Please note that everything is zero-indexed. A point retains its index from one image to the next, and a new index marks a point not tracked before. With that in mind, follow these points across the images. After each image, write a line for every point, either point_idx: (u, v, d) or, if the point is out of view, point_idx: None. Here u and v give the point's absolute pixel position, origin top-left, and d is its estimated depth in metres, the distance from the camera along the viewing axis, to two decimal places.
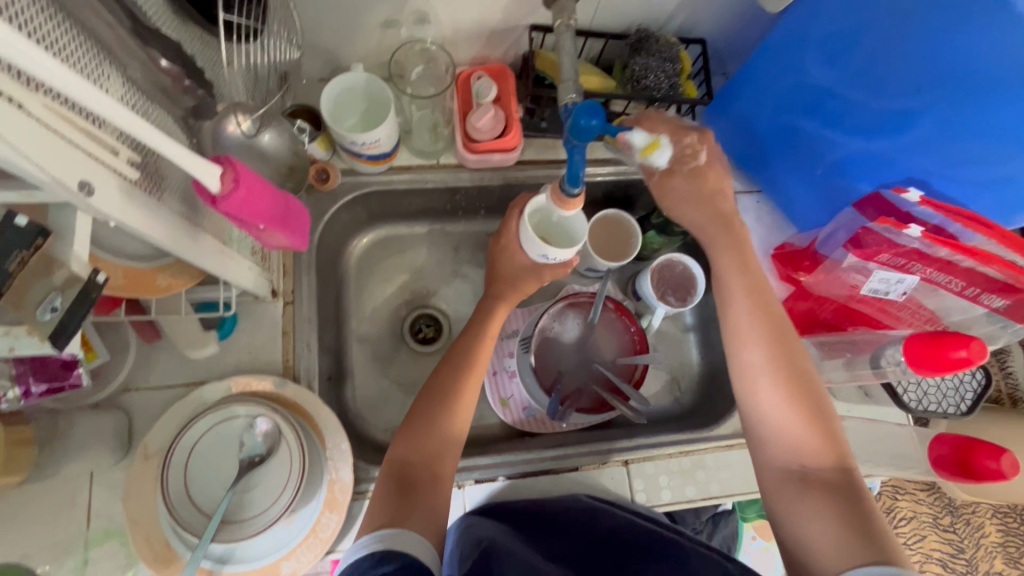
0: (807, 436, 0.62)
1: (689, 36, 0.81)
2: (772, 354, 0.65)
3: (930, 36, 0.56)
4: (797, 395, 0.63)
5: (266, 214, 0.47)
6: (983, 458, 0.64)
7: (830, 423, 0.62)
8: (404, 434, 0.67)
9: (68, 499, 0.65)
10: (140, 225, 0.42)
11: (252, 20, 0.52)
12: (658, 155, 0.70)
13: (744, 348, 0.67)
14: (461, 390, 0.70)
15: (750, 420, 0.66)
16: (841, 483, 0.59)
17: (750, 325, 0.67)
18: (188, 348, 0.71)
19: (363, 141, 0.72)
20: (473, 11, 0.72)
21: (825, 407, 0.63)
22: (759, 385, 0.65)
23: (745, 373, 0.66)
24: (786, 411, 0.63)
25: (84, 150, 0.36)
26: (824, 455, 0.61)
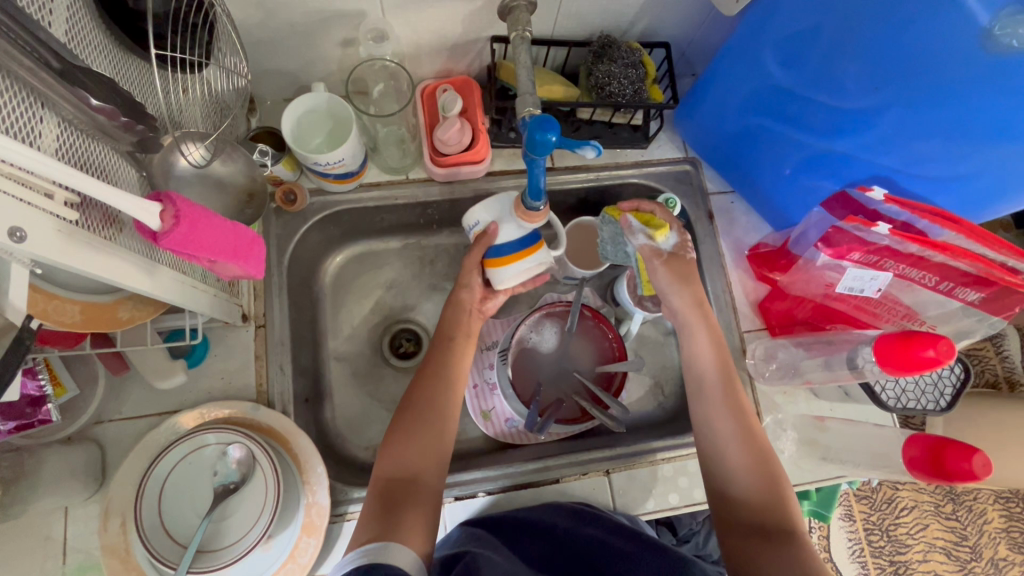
0: (766, 497, 0.63)
1: (653, 40, 0.81)
2: (740, 425, 0.68)
3: (885, 36, 0.55)
4: (757, 461, 0.65)
5: (217, 247, 0.46)
6: (951, 460, 0.63)
7: (786, 492, 0.64)
8: (386, 450, 0.67)
9: (43, 535, 0.65)
10: (82, 266, 0.42)
11: (197, 50, 0.52)
12: (665, 240, 0.72)
13: (716, 417, 0.69)
14: (443, 406, 0.71)
15: (714, 479, 0.67)
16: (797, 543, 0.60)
17: (722, 395, 0.70)
18: (157, 378, 0.70)
19: (326, 161, 0.72)
20: (431, 26, 0.72)
21: (782, 479, 0.65)
22: (727, 450, 0.67)
23: (714, 438, 0.69)
24: (748, 474, 0.65)
25: (15, 197, 0.36)
26: (781, 517, 0.62)
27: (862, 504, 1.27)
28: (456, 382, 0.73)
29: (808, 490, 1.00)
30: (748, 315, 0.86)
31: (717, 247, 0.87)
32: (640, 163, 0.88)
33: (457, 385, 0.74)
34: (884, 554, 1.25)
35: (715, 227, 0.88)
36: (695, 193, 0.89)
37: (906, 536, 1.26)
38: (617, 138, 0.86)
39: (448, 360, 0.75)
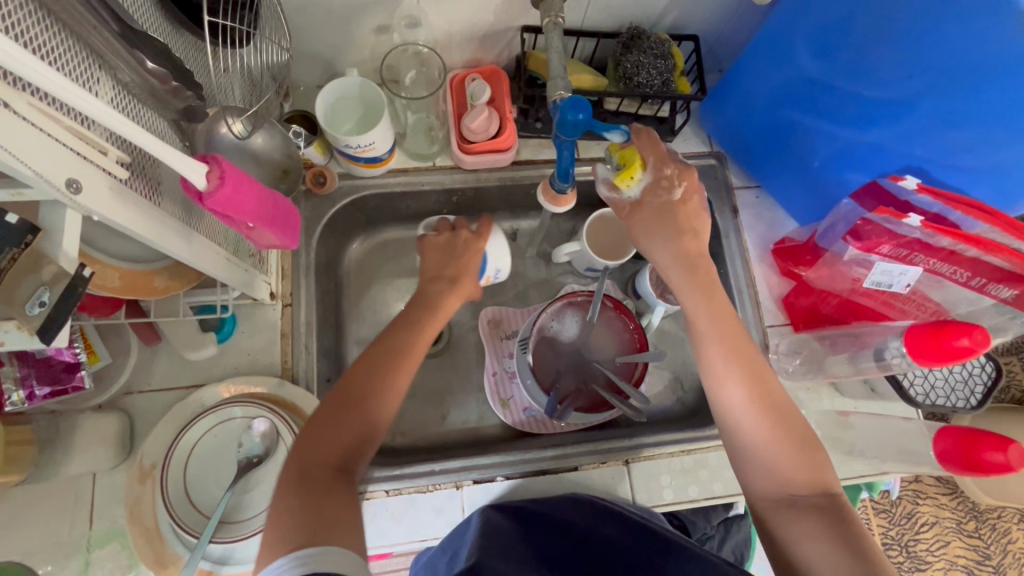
0: (792, 465, 0.59)
1: (681, 33, 0.81)
2: (753, 392, 0.62)
3: (924, 23, 0.55)
4: (778, 429, 0.60)
5: (255, 212, 0.48)
6: (986, 451, 0.62)
7: (814, 451, 0.61)
8: (310, 433, 0.58)
9: (71, 499, 0.66)
10: (129, 225, 0.43)
11: (245, 25, 0.54)
12: (630, 188, 0.66)
13: (741, 422, 0.61)
14: (392, 389, 0.61)
15: (733, 452, 0.63)
16: (829, 510, 0.57)
17: (725, 362, 0.63)
18: (186, 349, 0.71)
19: (358, 143, 0.73)
20: (464, 14, 0.73)
21: (805, 434, 0.61)
22: (741, 424, 0.62)
23: (724, 411, 0.63)
24: (768, 442, 0.60)
25: (73, 150, 0.37)
26: (810, 483, 0.59)
27: (880, 518, 1.23)
28: (407, 359, 0.63)
29: None
30: (771, 311, 0.85)
31: (741, 242, 0.87)
32: None
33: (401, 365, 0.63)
34: (902, 570, 1.23)
35: (738, 221, 0.88)
36: (720, 187, 0.88)
37: (925, 553, 1.23)
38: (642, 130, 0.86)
39: (405, 335, 0.65)
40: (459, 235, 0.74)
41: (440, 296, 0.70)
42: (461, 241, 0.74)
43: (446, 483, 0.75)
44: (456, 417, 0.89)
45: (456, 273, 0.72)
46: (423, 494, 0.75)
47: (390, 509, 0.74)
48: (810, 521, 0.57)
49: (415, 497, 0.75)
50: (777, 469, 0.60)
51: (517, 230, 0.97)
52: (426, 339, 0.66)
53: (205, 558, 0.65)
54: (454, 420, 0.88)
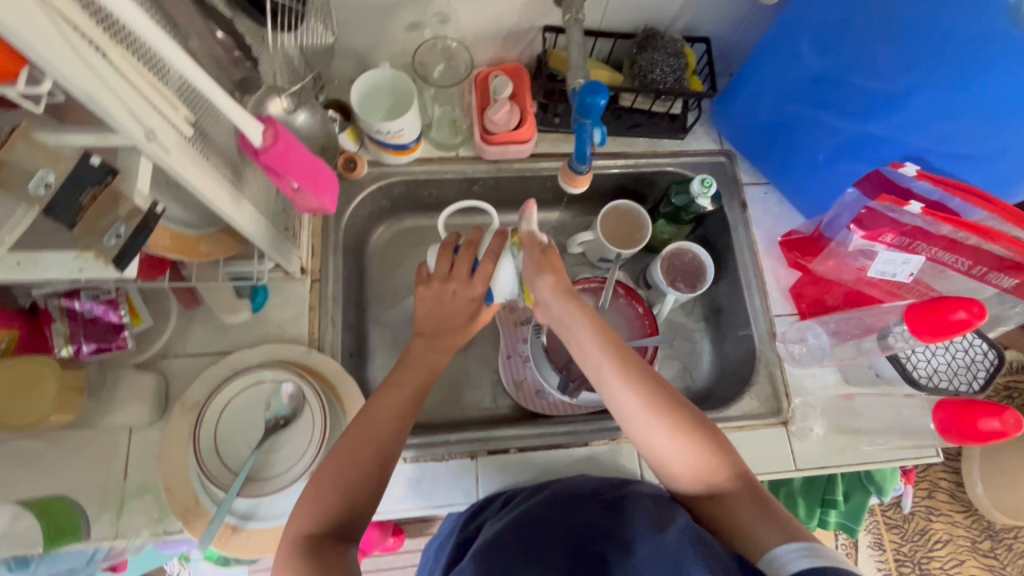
0: (699, 456, 0.61)
1: (694, 35, 0.86)
2: (646, 396, 0.62)
3: (921, 17, 0.59)
4: (679, 426, 0.61)
5: (302, 173, 0.53)
6: (982, 419, 0.59)
7: (713, 436, 0.62)
8: (300, 510, 0.60)
9: (108, 452, 0.70)
10: (192, 178, 0.48)
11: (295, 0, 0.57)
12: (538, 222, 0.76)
13: (644, 430, 0.62)
14: (382, 454, 0.64)
15: (649, 456, 0.64)
16: (747, 491, 0.60)
17: (619, 373, 0.63)
18: (224, 314, 0.76)
19: (388, 129, 0.78)
20: (490, 13, 0.79)
21: (700, 420, 0.62)
22: (646, 430, 0.62)
23: (630, 419, 0.63)
24: (672, 438, 0.61)
25: (153, 101, 0.42)
26: (721, 468, 0.61)
27: (893, 534, 1.23)
28: (394, 426, 0.66)
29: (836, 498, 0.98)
30: (778, 301, 0.87)
31: (750, 235, 0.90)
32: (677, 152, 0.92)
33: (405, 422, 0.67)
34: None
35: (747, 215, 0.91)
36: (729, 183, 0.92)
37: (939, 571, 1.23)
38: (655, 127, 0.91)
39: (397, 398, 0.67)
40: (447, 287, 0.74)
41: (424, 354, 0.72)
42: (448, 292, 0.74)
43: (462, 453, 0.78)
44: (471, 399, 0.92)
45: (434, 327, 0.74)
46: (439, 463, 0.78)
47: (408, 476, 0.77)
48: (733, 503, 0.59)
49: (432, 467, 0.78)
50: (689, 463, 0.61)
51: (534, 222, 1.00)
52: (413, 403, 0.68)
53: (232, 513, 0.69)
54: (469, 401, 0.91)
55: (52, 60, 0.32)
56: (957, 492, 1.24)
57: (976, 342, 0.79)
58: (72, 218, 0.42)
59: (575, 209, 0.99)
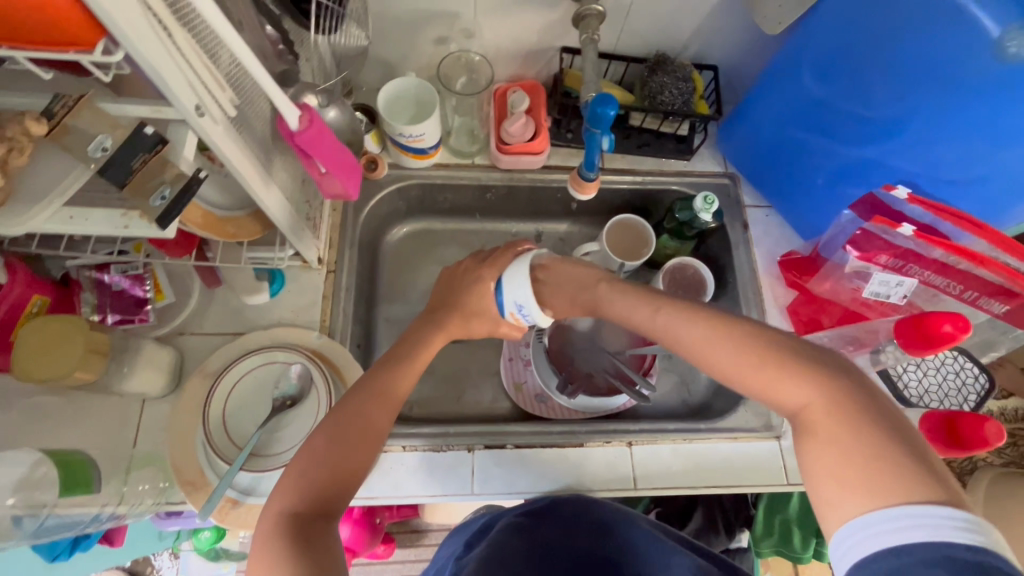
0: (778, 377, 0.49)
1: (703, 63, 0.91)
2: (706, 322, 0.54)
3: (912, 50, 0.64)
4: (746, 347, 0.51)
5: (331, 158, 0.58)
6: (967, 428, 0.61)
7: (810, 352, 0.49)
8: (281, 486, 0.55)
9: (120, 420, 0.73)
10: (230, 156, 0.52)
11: (334, 3, 0.60)
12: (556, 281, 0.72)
13: (705, 356, 0.53)
14: (371, 430, 0.60)
15: (725, 382, 0.53)
16: (850, 412, 0.45)
17: (678, 311, 0.56)
18: (244, 295, 0.80)
19: (409, 132, 0.83)
20: (513, 32, 0.85)
21: (781, 337, 0.51)
22: (712, 358, 0.53)
23: (695, 354, 0.54)
24: (732, 357, 0.51)
25: (205, 82, 0.46)
26: (819, 384, 0.47)
27: None
28: (388, 405, 0.62)
29: None
30: (775, 319, 0.89)
31: (750, 253, 0.93)
32: (682, 173, 0.97)
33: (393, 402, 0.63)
34: None
35: (749, 234, 0.94)
36: (732, 204, 0.95)
37: None
38: (662, 147, 0.96)
39: (391, 393, 0.63)
40: (463, 266, 0.74)
41: (431, 340, 0.69)
42: (462, 273, 0.73)
43: (460, 445, 0.80)
44: (471, 397, 0.94)
45: (439, 304, 0.73)
46: (436, 453, 0.79)
47: (406, 465, 0.78)
48: (830, 426, 0.45)
49: (429, 456, 0.79)
50: (775, 389, 0.49)
51: (542, 232, 1.04)
52: (405, 385, 0.64)
53: (233, 487, 0.71)
54: (469, 399, 0.93)
55: (130, 33, 0.37)
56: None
57: (966, 366, 0.81)
58: (122, 179, 0.46)
59: (582, 221, 1.03)
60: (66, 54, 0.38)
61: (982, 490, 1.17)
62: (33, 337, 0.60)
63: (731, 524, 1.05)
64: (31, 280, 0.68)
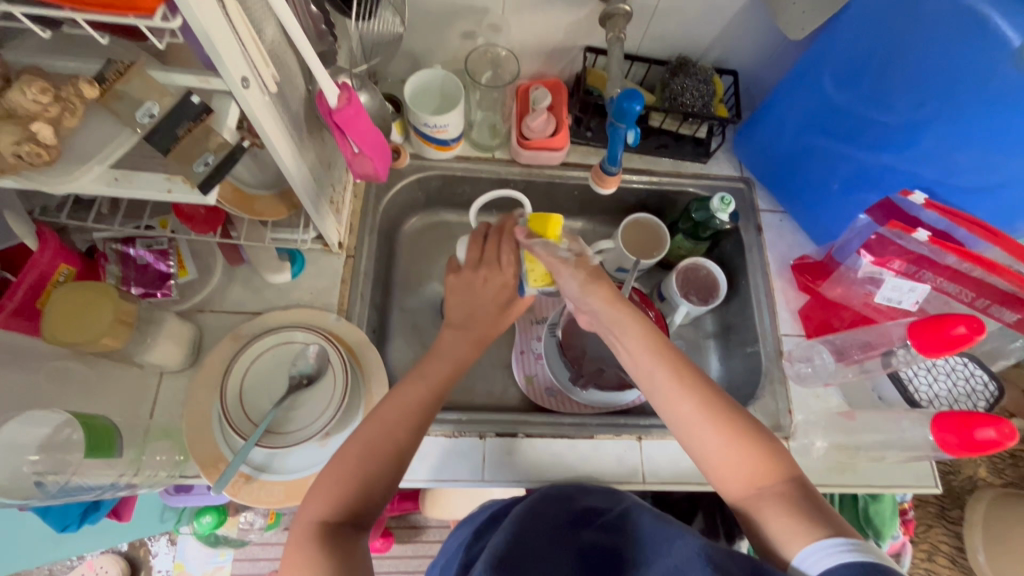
0: (750, 462, 0.58)
1: (723, 67, 0.93)
2: (701, 402, 0.60)
3: (933, 58, 0.65)
4: (732, 434, 0.59)
5: (364, 137, 0.60)
6: (978, 429, 0.62)
7: (774, 448, 0.59)
8: (316, 491, 0.58)
9: (139, 391, 0.73)
10: (269, 130, 0.53)
11: None
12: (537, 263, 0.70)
13: (691, 429, 0.60)
14: (401, 447, 0.61)
15: (695, 455, 0.61)
16: (795, 492, 0.56)
17: (672, 377, 0.62)
18: (266, 273, 0.81)
19: (433, 123, 0.84)
20: (539, 29, 0.86)
21: (753, 424, 0.60)
22: (696, 434, 0.60)
23: (682, 426, 0.61)
24: (712, 434, 0.59)
25: (251, 54, 0.48)
26: (775, 472, 0.57)
27: None
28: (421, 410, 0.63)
29: None
30: (786, 322, 0.90)
31: (764, 257, 0.94)
32: (699, 175, 0.98)
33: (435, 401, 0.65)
34: None
35: (762, 238, 0.95)
36: (747, 207, 0.97)
37: None
38: (680, 149, 0.97)
39: (418, 390, 0.65)
40: (478, 275, 0.72)
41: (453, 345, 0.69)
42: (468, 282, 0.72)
43: (472, 432, 0.81)
44: (482, 388, 0.94)
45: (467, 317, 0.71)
46: (448, 439, 0.80)
47: (418, 449, 0.79)
48: (780, 502, 0.55)
49: (442, 442, 0.80)
50: (741, 465, 0.58)
51: None
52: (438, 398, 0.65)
53: (248, 463, 0.71)
54: (479, 389, 0.94)
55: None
56: (958, 558, 1.20)
57: (976, 373, 0.82)
58: (167, 146, 0.47)
59: (597, 219, 1.05)
60: (126, 17, 0.38)
61: (982, 507, 1.17)
62: (63, 303, 0.62)
63: (732, 527, 1.02)
64: (60, 247, 0.68)
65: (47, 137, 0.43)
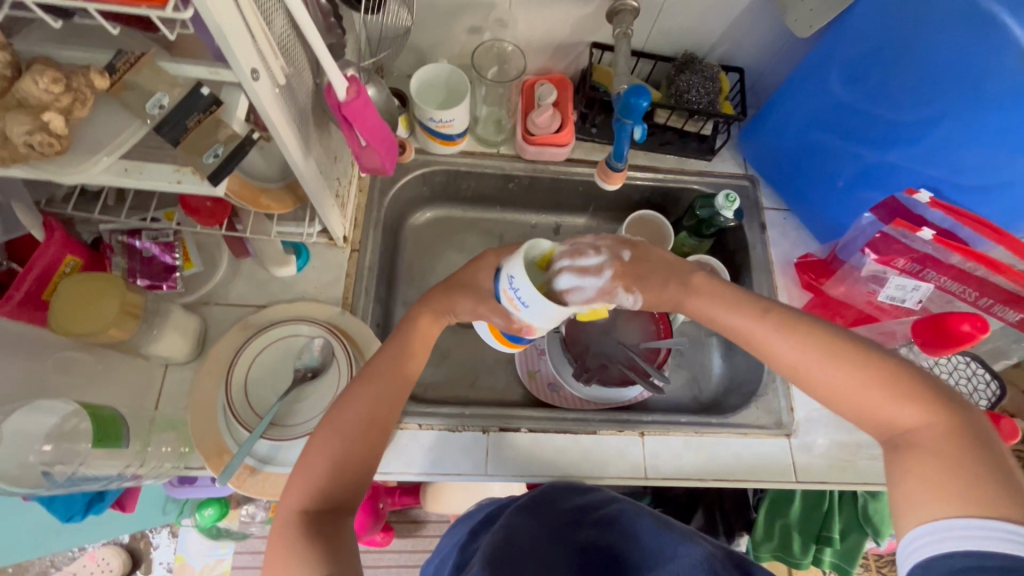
0: (884, 410, 0.52)
1: (729, 65, 0.93)
2: (814, 345, 0.56)
3: (940, 57, 0.65)
4: (859, 372, 0.53)
5: (371, 131, 0.60)
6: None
7: (926, 385, 0.52)
8: (294, 481, 0.58)
9: (144, 383, 0.73)
10: (277, 123, 0.53)
11: None
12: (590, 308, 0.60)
13: (806, 374, 0.56)
14: (371, 435, 0.61)
15: (824, 400, 0.57)
16: (952, 435, 0.48)
17: (776, 327, 0.58)
18: (272, 267, 0.81)
19: (439, 117, 0.84)
20: (546, 24, 0.86)
21: (890, 365, 0.53)
22: (817, 379, 0.55)
23: (796, 374, 0.57)
24: (832, 374, 0.54)
25: (261, 47, 0.48)
26: (929, 413, 0.50)
27: None
28: (389, 397, 0.64)
29: (832, 535, 0.94)
30: None
31: (767, 255, 0.94)
32: (704, 172, 0.98)
33: (399, 388, 0.65)
34: None
35: (766, 236, 0.95)
36: (751, 205, 0.97)
37: None
38: (685, 146, 0.97)
39: (382, 377, 0.64)
40: None
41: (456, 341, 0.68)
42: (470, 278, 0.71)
43: (476, 426, 0.81)
44: (484, 383, 0.95)
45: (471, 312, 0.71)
46: (452, 433, 0.81)
47: (422, 443, 0.80)
48: (926, 449, 0.49)
49: (445, 435, 0.80)
50: (876, 408, 0.53)
51: (561, 224, 1.05)
52: (400, 386, 0.65)
53: (253, 455, 0.72)
54: (482, 384, 0.94)
55: None
56: None
57: (978, 372, 0.82)
58: (177, 137, 0.47)
59: (601, 216, 1.05)
60: (139, 8, 0.39)
61: None
62: (71, 293, 0.62)
63: (731, 526, 1.05)
64: (67, 240, 0.68)
65: (58, 127, 0.43)
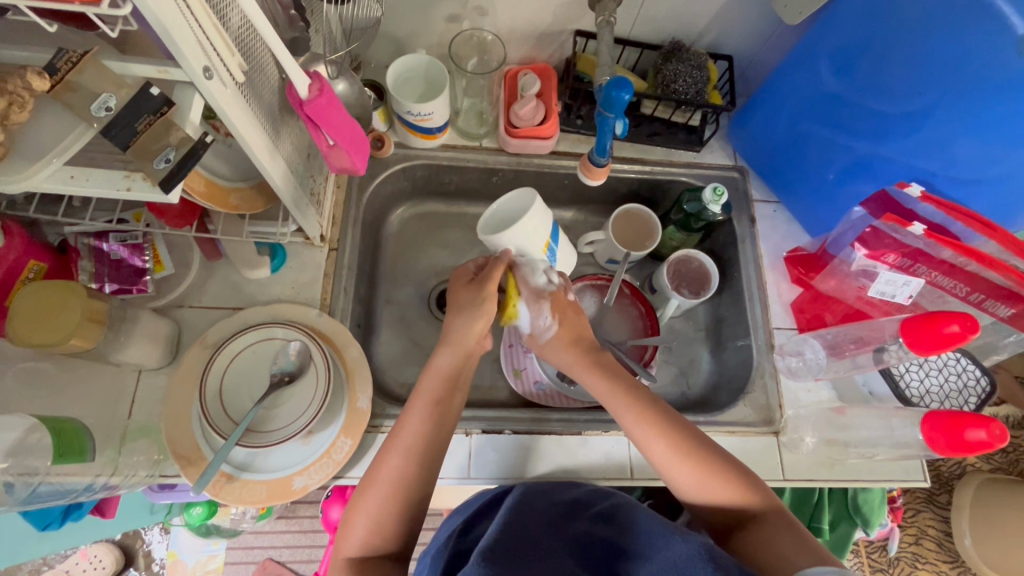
0: (728, 494, 0.62)
1: (718, 52, 0.90)
2: (670, 440, 0.64)
3: (935, 45, 0.63)
4: (708, 466, 0.62)
5: (339, 130, 0.57)
6: (968, 429, 0.61)
7: (743, 473, 0.63)
8: (344, 532, 0.62)
9: (116, 391, 0.72)
10: (238, 123, 0.50)
11: None
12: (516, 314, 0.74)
13: (668, 467, 0.64)
14: (424, 474, 0.63)
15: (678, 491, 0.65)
16: (778, 518, 0.60)
17: (643, 422, 0.65)
18: (245, 269, 0.79)
19: (417, 111, 0.81)
20: (528, 12, 0.83)
21: (729, 462, 0.63)
22: (677, 474, 0.63)
23: (659, 464, 0.65)
24: (686, 471, 0.63)
25: (213, 43, 0.45)
26: (753, 501, 0.61)
27: None
28: (438, 441, 0.65)
29: (822, 526, 0.94)
30: (779, 314, 0.89)
31: (756, 249, 0.92)
32: (692, 164, 0.95)
33: (447, 421, 0.67)
34: None
35: (756, 229, 0.93)
36: (741, 197, 0.95)
37: None
38: (672, 138, 0.94)
39: (421, 411, 0.65)
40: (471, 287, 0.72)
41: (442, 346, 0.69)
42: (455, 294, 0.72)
43: (459, 429, 0.80)
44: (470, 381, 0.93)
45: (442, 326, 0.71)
46: None
47: None
48: (761, 528, 0.59)
49: None
50: (723, 493, 0.62)
51: None
52: (447, 420, 0.67)
53: (229, 462, 0.70)
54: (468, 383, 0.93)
55: None
56: (946, 541, 1.22)
57: (968, 368, 0.81)
58: (126, 140, 0.45)
59: (589, 209, 1.02)
60: (71, 4, 0.35)
61: (971, 493, 1.18)
62: (32, 301, 0.60)
63: None
64: (28, 245, 0.66)
65: None
